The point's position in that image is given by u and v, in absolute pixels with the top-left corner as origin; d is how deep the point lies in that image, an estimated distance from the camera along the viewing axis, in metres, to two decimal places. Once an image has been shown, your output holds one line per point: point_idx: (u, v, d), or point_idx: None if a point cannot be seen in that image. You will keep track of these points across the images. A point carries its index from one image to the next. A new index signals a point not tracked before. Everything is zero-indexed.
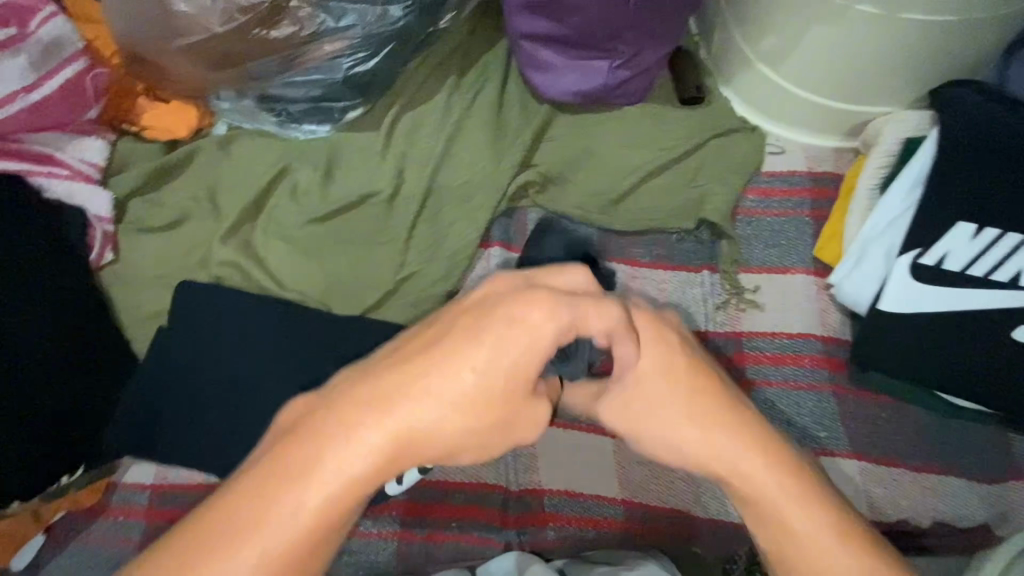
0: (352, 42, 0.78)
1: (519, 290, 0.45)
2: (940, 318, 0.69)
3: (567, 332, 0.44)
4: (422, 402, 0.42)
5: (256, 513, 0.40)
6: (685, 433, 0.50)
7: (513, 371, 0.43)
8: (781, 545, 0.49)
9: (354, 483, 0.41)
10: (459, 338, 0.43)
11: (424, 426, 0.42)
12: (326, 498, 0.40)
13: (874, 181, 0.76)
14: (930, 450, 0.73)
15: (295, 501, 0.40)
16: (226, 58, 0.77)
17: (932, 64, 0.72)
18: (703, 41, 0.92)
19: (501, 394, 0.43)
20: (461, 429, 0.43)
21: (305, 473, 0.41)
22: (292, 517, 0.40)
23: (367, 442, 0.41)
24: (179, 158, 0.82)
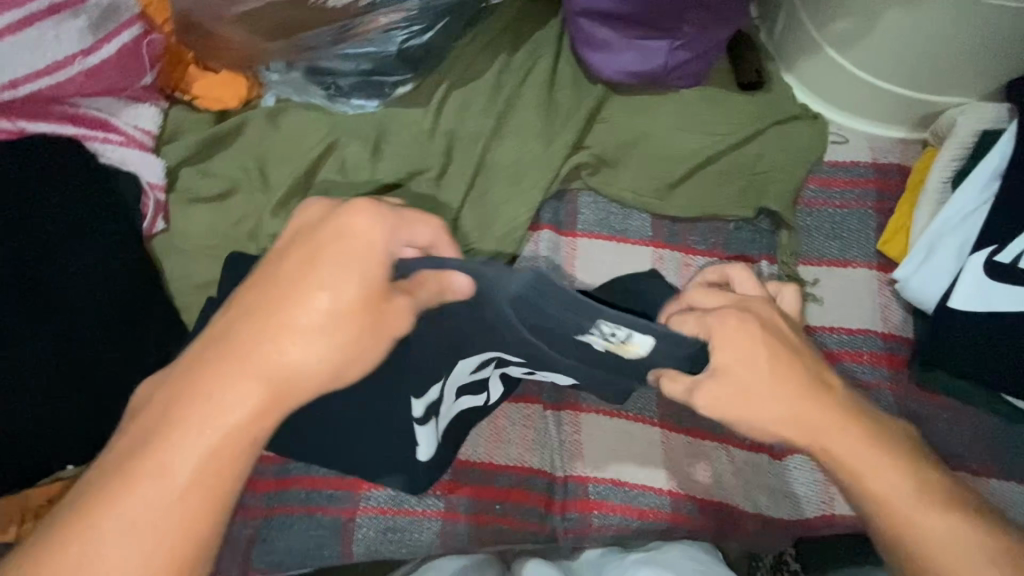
0: (408, 14, 0.76)
1: (337, 211, 0.47)
2: (1015, 319, 0.66)
3: (399, 232, 0.47)
4: (283, 341, 0.45)
5: (143, 481, 0.43)
6: (768, 413, 0.51)
7: (358, 288, 0.46)
8: (891, 518, 0.50)
9: (238, 426, 0.44)
10: (285, 276, 0.46)
11: (296, 361, 0.46)
12: (212, 447, 0.44)
13: (947, 174, 0.73)
14: (994, 454, 0.71)
15: (175, 459, 0.43)
16: (281, 27, 0.76)
17: (1019, 51, 0.68)
18: (764, 24, 0.88)
19: (359, 319, 0.46)
20: (327, 352, 0.46)
21: (179, 427, 0.44)
22: (172, 478, 0.43)
23: (238, 392, 0.45)
24: (229, 129, 0.81)
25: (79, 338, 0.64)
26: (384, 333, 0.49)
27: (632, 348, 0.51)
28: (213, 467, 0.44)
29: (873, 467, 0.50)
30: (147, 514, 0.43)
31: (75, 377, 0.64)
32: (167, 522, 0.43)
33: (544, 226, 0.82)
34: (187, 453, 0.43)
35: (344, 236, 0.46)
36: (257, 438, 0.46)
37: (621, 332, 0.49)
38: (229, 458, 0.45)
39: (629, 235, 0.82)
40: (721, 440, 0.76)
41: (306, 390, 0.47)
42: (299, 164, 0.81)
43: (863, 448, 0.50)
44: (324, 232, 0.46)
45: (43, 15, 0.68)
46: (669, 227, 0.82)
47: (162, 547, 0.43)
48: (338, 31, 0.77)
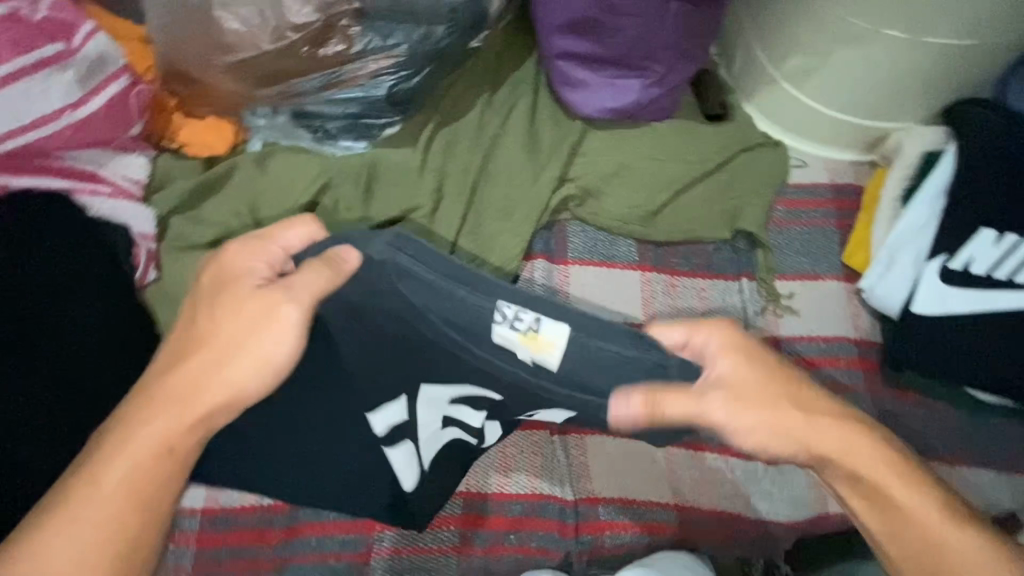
0: (397, 60, 0.78)
1: (233, 249, 0.57)
2: (969, 319, 0.73)
3: (284, 257, 0.57)
4: (193, 363, 0.54)
5: (77, 492, 0.52)
6: (784, 428, 0.56)
7: (250, 310, 0.54)
8: (891, 513, 0.56)
9: (159, 438, 0.53)
10: (197, 308, 0.56)
11: (205, 380, 0.54)
12: (137, 459, 0.53)
13: (897, 191, 0.81)
14: (965, 445, 0.77)
15: (104, 476, 0.52)
16: (272, 74, 0.79)
17: (948, 83, 0.78)
18: (722, 61, 0.96)
19: (244, 336, 0.54)
20: (233, 369, 0.54)
21: (105, 448, 0.53)
22: (99, 491, 0.52)
23: (160, 409, 0.53)
24: (218, 175, 0.81)
25: (77, 395, 0.63)
26: (271, 345, 0.54)
27: (547, 341, 0.50)
28: (134, 477, 0.53)
29: (872, 469, 0.56)
30: (83, 523, 0.52)
31: (70, 439, 0.61)
32: (99, 527, 0.52)
33: (538, 256, 0.86)
34: (108, 469, 0.52)
35: (234, 272, 0.56)
36: (174, 449, 0.54)
37: (528, 317, 0.50)
38: (149, 469, 0.53)
39: (617, 260, 0.86)
40: (719, 451, 0.80)
41: (208, 403, 0.54)
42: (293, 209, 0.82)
43: (868, 452, 0.56)
44: (216, 271, 0.56)
45: (31, 69, 0.68)
46: (654, 251, 0.87)
47: (99, 550, 0.52)
48: (329, 77, 0.79)
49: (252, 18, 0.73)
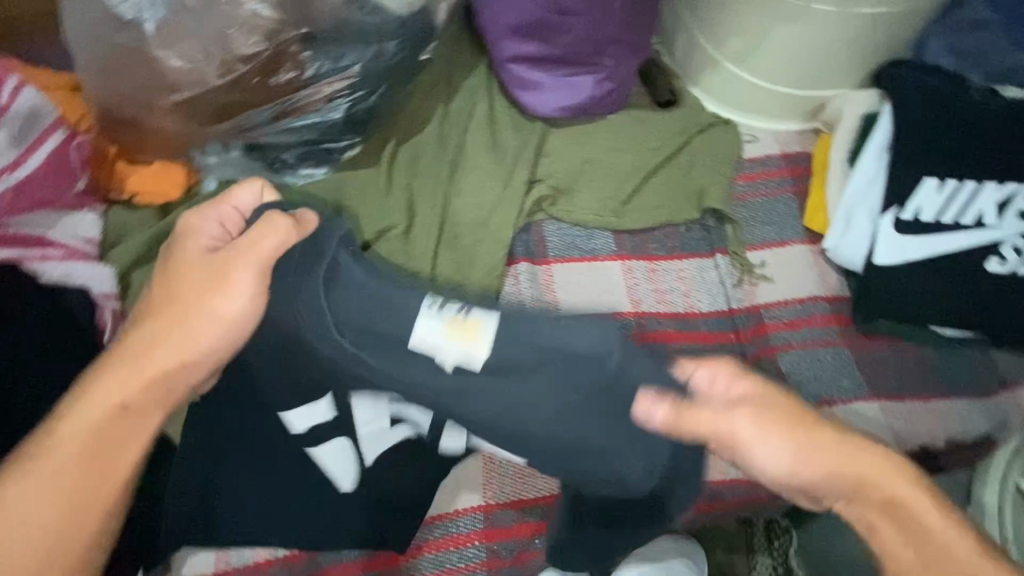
0: (352, 81, 0.77)
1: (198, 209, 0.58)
2: (925, 263, 0.79)
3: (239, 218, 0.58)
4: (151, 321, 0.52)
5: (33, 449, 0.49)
6: (817, 453, 0.53)
7: (203, 267, 0.54)
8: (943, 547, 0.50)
9: (116, 391, 0.50)
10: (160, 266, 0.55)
11: (163, 336, 0.52)
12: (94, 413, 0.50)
13: (845, 152, 0.87)
14: (937, 379, 0.83)
15: (55, 447, 0.49)
16: (221, 109, 0.75)
17: (874, 49, 0.84)
18: (665, 50, 1.00)
19: (201, 294, 0.53)
20: (188, 325, 0.52)
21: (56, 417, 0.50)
22: (54, 444, 0.49)
23: (117, 363, 0.51)
24: (175, 221, 0.77)
25: None
26: (220, 301, 0.53)
27: (474, 325, 0.52)
28: (86, 439, 0.50)
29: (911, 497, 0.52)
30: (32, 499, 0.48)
31: None
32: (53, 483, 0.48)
33: (520, 260, 0.86)
34: (66, 421, 0.49)
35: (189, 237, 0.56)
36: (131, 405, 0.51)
37: (452, 307, 0.53)
38: (107, 434, 0.50)
39: (597, 254, 0.88)
40: None
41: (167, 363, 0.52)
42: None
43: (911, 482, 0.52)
44: (173, 240, 0.57)
45: None
46: (629, 240, 0.89)
47: (54, 507, 0.48)
48: (282, 106, 0.77)
49: (196, 54, 0.70)
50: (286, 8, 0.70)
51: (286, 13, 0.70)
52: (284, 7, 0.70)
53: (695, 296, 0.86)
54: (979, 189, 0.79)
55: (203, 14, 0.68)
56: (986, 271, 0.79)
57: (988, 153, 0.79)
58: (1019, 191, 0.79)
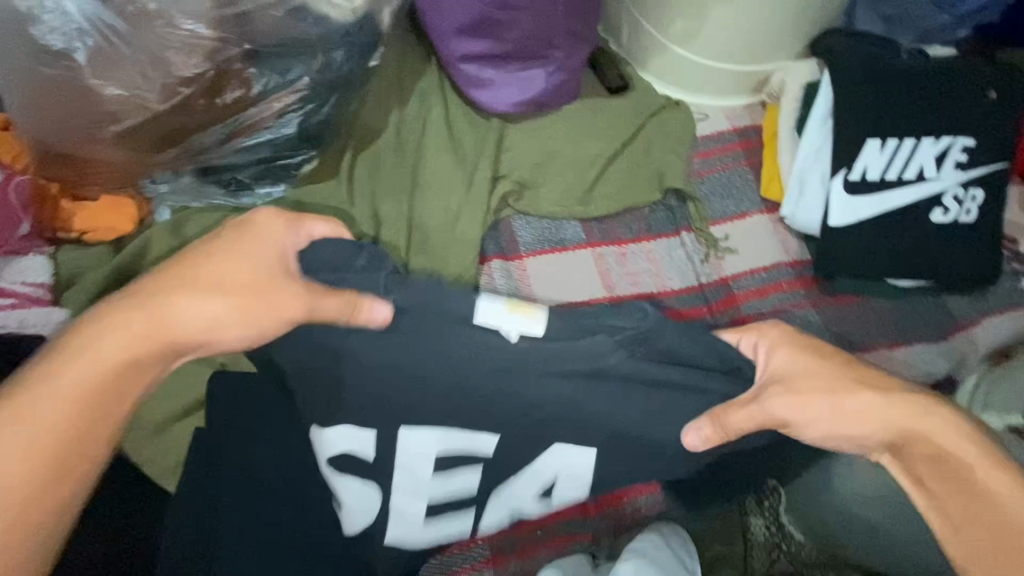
0: (302, 94, 0.75)
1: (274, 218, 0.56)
2: (877, 219, 0.83)
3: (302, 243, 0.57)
4: (186, 290, 0.52)
5: (35, 384, 0.48)
6: (844, 405, 0.58)
7: (251, 274, 0.53)
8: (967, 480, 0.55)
9: (128, 348, 0.50)
10: (218, 241, 0.54)
11: (189, 312, 0.52)
12: (102, 362, 0.49)
13: (792, 121, 0.90)
14: (899, 329, 0.87)
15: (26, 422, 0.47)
16: (167, 135, 0.73)
17: (808, 19, 0.87)
18: (611, 37, 1.01)
19: (243, 296, 0.53)
20: (214, 312, 0.53)
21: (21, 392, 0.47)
22: (61, 388, 0.48)
23: (135, 317, 0.51)
24: (129, 256, 0.75)
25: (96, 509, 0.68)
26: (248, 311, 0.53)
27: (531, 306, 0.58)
28: (89, 394, 0.49)
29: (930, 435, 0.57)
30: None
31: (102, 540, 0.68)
32: (44, 425, 0.47)
33: (492, 257, 0.86)
34: (80, 365, 0.49)
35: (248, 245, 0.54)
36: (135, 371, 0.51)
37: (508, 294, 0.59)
38: (107, 389, 0.50)
39: (567, 243, 0.89)
40: None
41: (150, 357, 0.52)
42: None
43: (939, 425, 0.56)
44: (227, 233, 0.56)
45: None
46: (597, 226, 0.90)
47: (36, 451, 0.47)
48: (232, 126, 0.75)
49: (134, 79, 0.68)
50: (225, 25, 0.69)
51: (225, 30, 0.69)
52: (223, 26, 0.68)
53: (666, 275, 0.88)
54: (918, 145, 0.83)
55: (137, 40, 0.66)
56: (932, 222, 0.83)
57: (922, 110, 0.84)
58: (953, 143, 0.84)
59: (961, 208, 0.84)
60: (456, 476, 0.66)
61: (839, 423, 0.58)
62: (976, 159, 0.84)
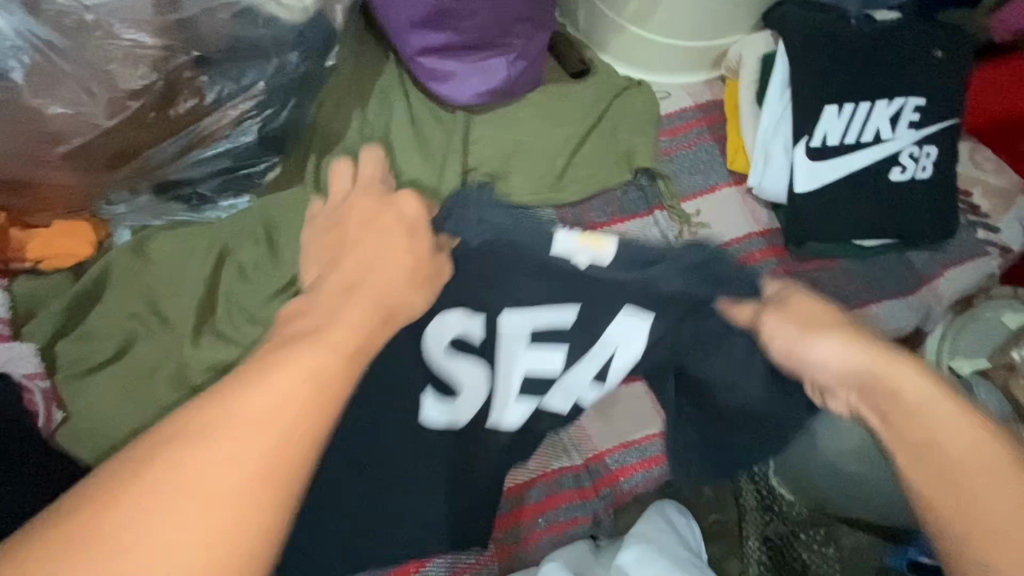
0: (258, 100, 0.73)
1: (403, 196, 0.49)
2: (840, 183, 0.86)
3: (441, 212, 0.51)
4: (387, 268, 0.45)
5: (241, 398, 0.37)
6: (825, 346, 0.48)
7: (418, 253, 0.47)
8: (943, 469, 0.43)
9: (343, 345, 0.40)
10: (374, 215, 0.49)
11: (391, 293, 0.45)
12: (317, 361, 0.39)
13: (752, 93, 0.92)
14: (869, 288, 0.90)
15: (213, 451, 0.35)
16: (119, 153, 0.70)
17: None
18: (568, 22, 1.01)
19: (428, 272, 0.48)
20: (412, 294, 0.46)
21: (180, 442, 0.35)
22: (278, 396, 0.37)
23: (353, 307, 0.43)
24: (92, 282, 0.72)
25: None
26: (423, 297, 0.47)
27: (601, 236, 0.52)
28: (309, 406, 0.37)
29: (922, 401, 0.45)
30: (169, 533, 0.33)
31: None
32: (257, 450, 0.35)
33: None
34: (292, 367, 0.38)
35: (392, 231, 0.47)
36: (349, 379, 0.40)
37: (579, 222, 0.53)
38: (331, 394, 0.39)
39: None
40: None
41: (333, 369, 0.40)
42: (196, 289, 0.73)
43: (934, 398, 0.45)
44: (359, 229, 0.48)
45: None
46: (571, 212, 0.90)
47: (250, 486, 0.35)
48: (188, 138, 0.72)
49: (78, 97, 0.65)
50: (169, 32, 0.65)
51: (170, 37, 0.66)
52: (167, 32, 0.65)
53: None
54: (873, 108, 0.86)
55: (78, 54, 0.63)
56: (891, 181, 0.86)
57: (873, 73, 0.86)
58: (905, 104, 0.86)
59: (918, 166, 0.87)
60: (559, 350, 0.58)
61: (805, 368, 0.50)
62: (927, 118, 0.87)
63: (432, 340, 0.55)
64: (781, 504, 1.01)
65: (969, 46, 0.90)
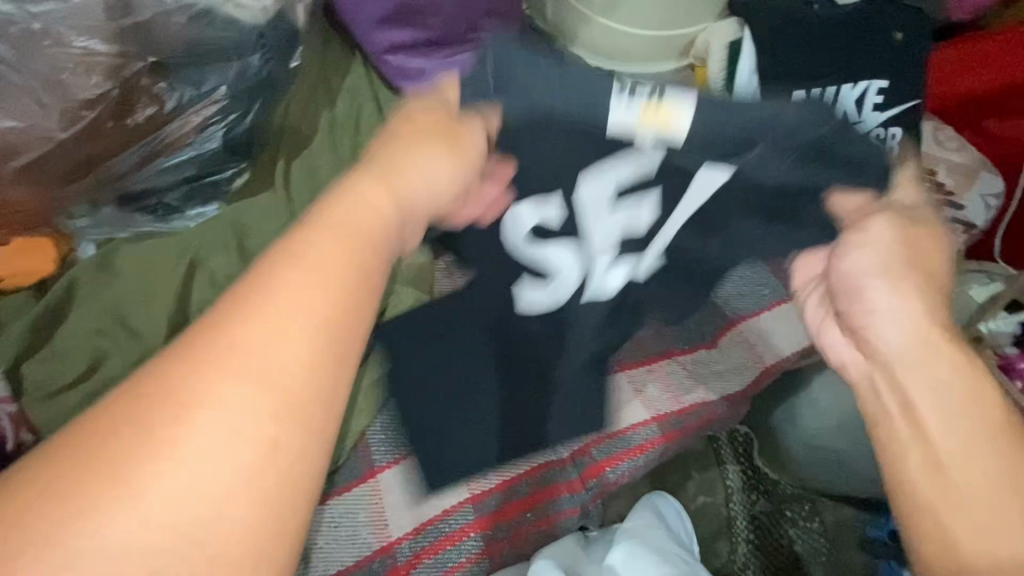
0: (222, 105, 0.72)
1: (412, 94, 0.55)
2: None
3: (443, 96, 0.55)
4: (400, 149, 0.49)
5: (269, 287, 0.39)
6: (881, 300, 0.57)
7: (431, 128, 0.51)
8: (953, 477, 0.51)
9: (367, 226, 0.44)
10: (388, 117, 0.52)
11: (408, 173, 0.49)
12: (339, 250, 0.41)
13: (720, 83, 0.92)
14: None
15: (289, 338, 0.37)
16: (79, 164, 0.70)
17: None
18: (536, 14, 1.01)
19: (433, 141, 0.50)
20: (428, 164, 0.50)
21: (251, 309, 0.37)
22: (310, 276, 0.39)
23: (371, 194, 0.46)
24: (57, 299, 0.70)
25: None
26: (433, 165, 0.50)
27: (669, 109, 0.56)
28: (343, 291, 0.40)
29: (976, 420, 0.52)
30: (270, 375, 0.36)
31: None
32: (299, 338, 0.38)
33: None
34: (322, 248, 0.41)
35: (428, 137, 0.51)
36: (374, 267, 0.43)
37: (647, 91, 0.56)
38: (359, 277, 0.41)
39: None
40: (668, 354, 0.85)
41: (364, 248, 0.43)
42: (166, 304, 0.71)
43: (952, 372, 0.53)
44: (384, 135, 0.51)
45: None
46: None
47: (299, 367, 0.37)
48: (148, 147, 0.71)
49: (33, 109, 0.65)
50: (125, 38, 0.65)
51: (125, 44, 0.66)
52: (121, 38, 0.65)
53: None
54: (837, 93, 0.87)
55: (29, 65, 0.63)
56: None
57: (835, 58, 0.88)
58: (869, 87, 0.88)
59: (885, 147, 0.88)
60: (639, 205, 0.62)
61: (876, 322, 0.57)
62: (891, 99, 0.88)
63: (513, 219, 0.63)
64: (766, 484, 1.05)
65: (927, 27, 0.91)
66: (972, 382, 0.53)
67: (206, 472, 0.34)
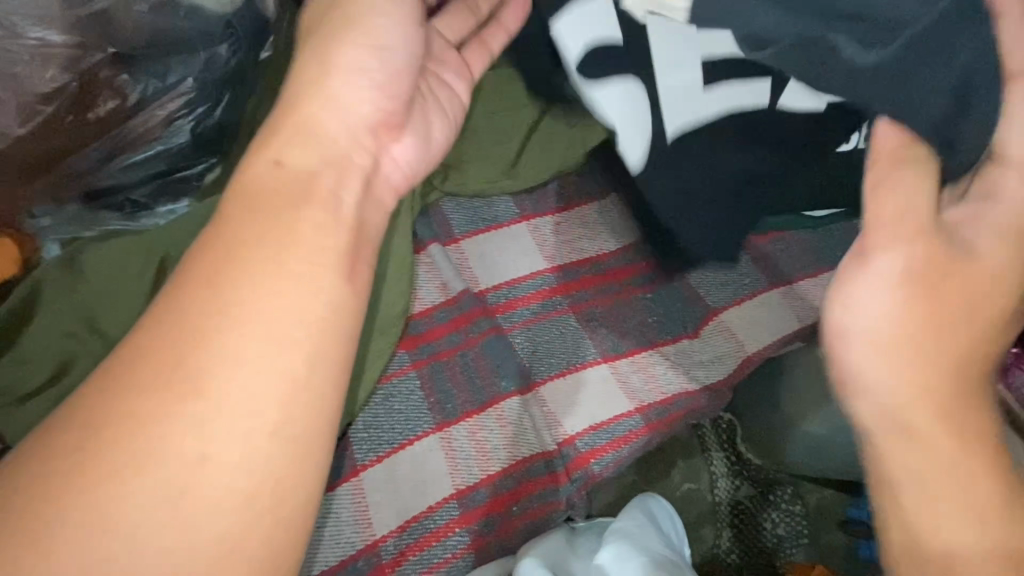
0: (188, 97, 0.69)
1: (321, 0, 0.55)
2: None
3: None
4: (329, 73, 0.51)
5: (243, 242, 0.43)
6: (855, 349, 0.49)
7: (343, 29, 0.53)
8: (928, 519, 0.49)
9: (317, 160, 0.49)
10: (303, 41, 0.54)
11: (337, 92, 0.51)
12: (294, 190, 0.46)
13: None
14: (821, 258, 0.92)
15: (285, 280, 0.43)
16: (41, 161, 0.68)
17: None
18: None
19: (341, 42, 0.52)
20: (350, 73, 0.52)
21: (239, 265, 0.42)
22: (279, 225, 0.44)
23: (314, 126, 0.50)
24: (20, 303, 0.67)
25: None
26: (349, 57, 0.52)
27: None
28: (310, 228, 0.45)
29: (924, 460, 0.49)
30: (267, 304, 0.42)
31: None
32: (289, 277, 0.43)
33: (428, 244, 0.84)
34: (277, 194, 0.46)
35: (352, 34, 0.53)
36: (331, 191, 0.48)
37: None
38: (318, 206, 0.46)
39: (502, 220, 0.87)
40: (651, 346, 0.85)
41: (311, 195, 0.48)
42: (133, 304, 0.68)
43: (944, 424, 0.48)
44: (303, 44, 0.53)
45: None
46: (529, 198, 0.89)
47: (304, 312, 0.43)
48: (112, 142, 0.69)
49: None
50: (83, 28, 0.65)
51: (83, 34, 0.65)
52: (77, 29, 0.65)
53: (603, 237, 0.88)
54: None
55: None
56: None
57: None
58: None
59: None
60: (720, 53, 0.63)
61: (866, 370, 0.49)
62: None
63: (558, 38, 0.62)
64: (750, 469, 1.06)
65: None
66: (975, 411, 0.49)
67: (255, 415, 0.40)
